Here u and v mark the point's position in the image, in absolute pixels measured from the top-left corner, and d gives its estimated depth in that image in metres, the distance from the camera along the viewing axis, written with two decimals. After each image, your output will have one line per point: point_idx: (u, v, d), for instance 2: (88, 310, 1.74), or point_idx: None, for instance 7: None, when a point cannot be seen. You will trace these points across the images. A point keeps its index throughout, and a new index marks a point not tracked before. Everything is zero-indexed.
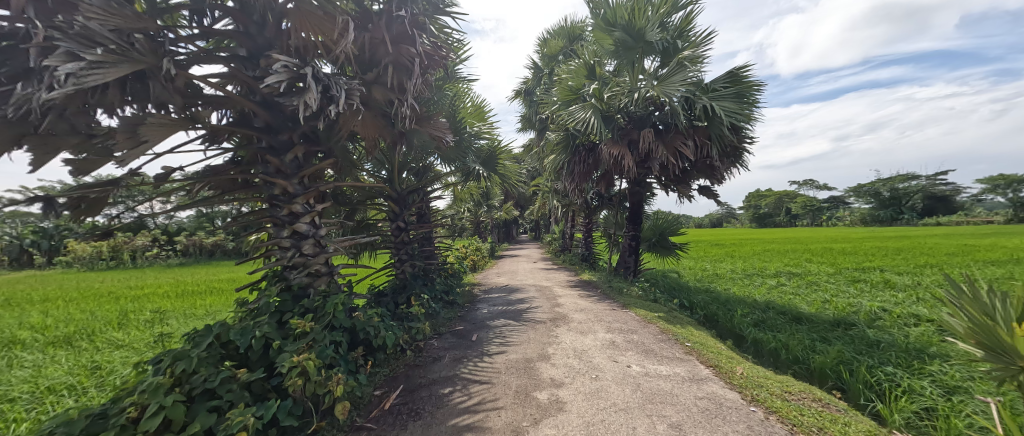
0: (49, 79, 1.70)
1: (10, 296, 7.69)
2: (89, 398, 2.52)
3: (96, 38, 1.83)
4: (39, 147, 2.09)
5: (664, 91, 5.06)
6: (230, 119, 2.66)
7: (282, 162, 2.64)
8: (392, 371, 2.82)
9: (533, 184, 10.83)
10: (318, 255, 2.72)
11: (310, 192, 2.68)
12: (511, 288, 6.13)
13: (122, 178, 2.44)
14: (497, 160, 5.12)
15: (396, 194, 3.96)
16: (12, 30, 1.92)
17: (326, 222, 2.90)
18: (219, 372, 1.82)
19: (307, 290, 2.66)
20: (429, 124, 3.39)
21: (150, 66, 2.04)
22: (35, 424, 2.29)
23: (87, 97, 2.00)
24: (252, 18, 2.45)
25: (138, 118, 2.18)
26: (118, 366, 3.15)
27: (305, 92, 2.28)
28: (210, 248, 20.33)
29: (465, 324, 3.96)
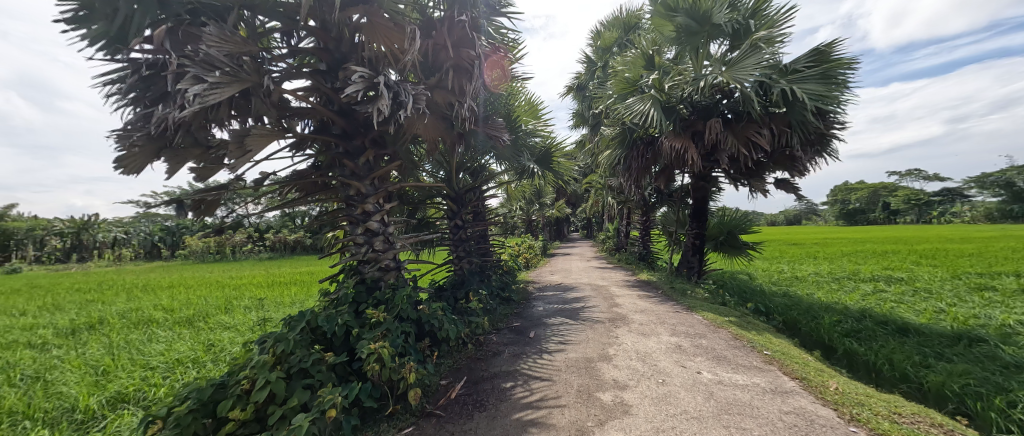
0: (182, 100, 2.02)
1: (146, 282, 9.34)
2: (208, 371, 2.97)
3: (215, 63, 2.14)
4: (172, 158, 2.49)
5: (736, 77, 4.67)
6: (312, 128, 2.94)
7: (357, 165, 2.87)
8: (455, 363, 2.93)
9: (586, 181, 10.62)
10: (387, 251, 2.91)
11: (380, 193, 2.88)
12: (566, 287, 6.06)
13: (230, 183, 2.82)
14: (552, 158, 5.08)
15: (454, 194, 4.09)
16: (154, 61, 2.31)
17: (394, 221, 3.09)
18: (311, 354, 2.03)
19: (379, 283, 2.86)
20: (487, 124, 3.44)
21: (254, 84, 2.33)
22: (170, 389, 2.75)
23: (206, 113, 2.33)
24: (332, 34, 2.68)
25: (244, 130, 2.50)
26: (227, 345, 3.67)
27: (377, 99, 2.44)
28: (292, 244, 22.85)
29: (522, 320, 4.00)
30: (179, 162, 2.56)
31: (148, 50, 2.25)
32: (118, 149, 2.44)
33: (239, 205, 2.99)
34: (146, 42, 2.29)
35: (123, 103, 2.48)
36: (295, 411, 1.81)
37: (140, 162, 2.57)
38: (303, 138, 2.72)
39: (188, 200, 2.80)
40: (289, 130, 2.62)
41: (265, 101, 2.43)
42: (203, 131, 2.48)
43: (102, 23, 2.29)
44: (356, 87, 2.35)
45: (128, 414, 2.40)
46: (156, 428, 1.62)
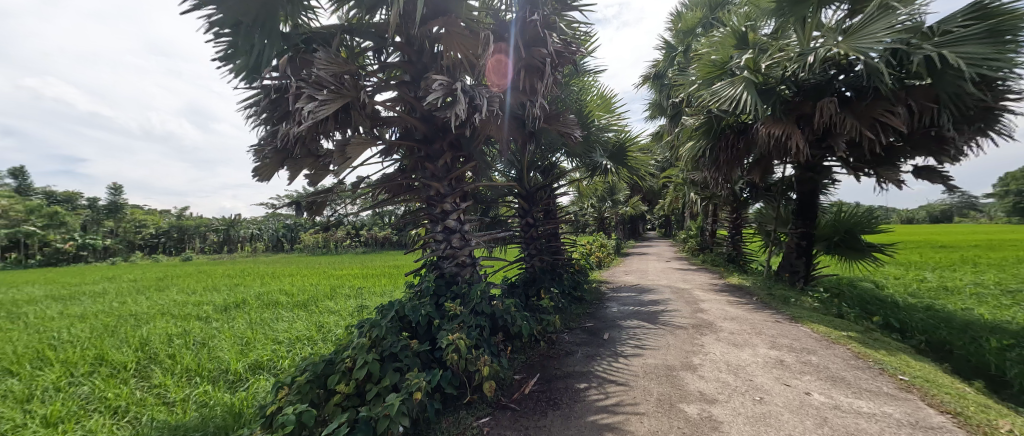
0: (300, 116, 2.38)
1: (274, 270, 11.33)
2: (319, 348, 3.49)
3: (324, 83, 2.47)
4: (293, 167, 2.96)
5: (857, 48, 3.94)
6: (398, 134, 3.23)
7: (436, 167, 3.08)
8: (528, 359, 2.98)
9: (665, 176, 9.89)
10: (463, 247, 3.06)
11: (456, 193, 3.05)
12: (643, 289, 5.74)
13: (334, 186, 3.25)
14: (626, 153, 4.84)
15: (525, 192, 4.12)
16: (279, 86, 2.77)
17: (470, 219, 3.24)
18: (400, 341, 2.23)
19: (456, 277, 3.03)
20: (558, 121, 3.37)
21: (353, 98, 2.63)
22: (292, 360, 3.30)
23: (317, 127, 2.71)
24: (415, 47, 2.90)
25: (345, 140, 2.84)
26: (333, 327, 4.25)
27: (455, 104, 2.58)
28: (381, 240, 25.45)
29: (595, 321, 3.89)
30: (297, 170, 3.03)
31: (275, 77, 2.71)
32: (254, 161, 2.98)
33: (340, 206, 3.42)
34: (274, 70, 2.75)
35: (258, 122, 3.02)
36: (387, 390, 2.01)
37: (270, 171, 3.09)
38: (391, 145, 3.01)
39: (303, 202, 3.29)
40: (380, 138, 2.91)
41: (361, 113, 2.73)
42: (315, 142, 2.89)
43: (244, 58, 2.82)
44: (436, 94, 2.50)
45: (265, 378, 2.94)
46: (284, 392, 1.94)
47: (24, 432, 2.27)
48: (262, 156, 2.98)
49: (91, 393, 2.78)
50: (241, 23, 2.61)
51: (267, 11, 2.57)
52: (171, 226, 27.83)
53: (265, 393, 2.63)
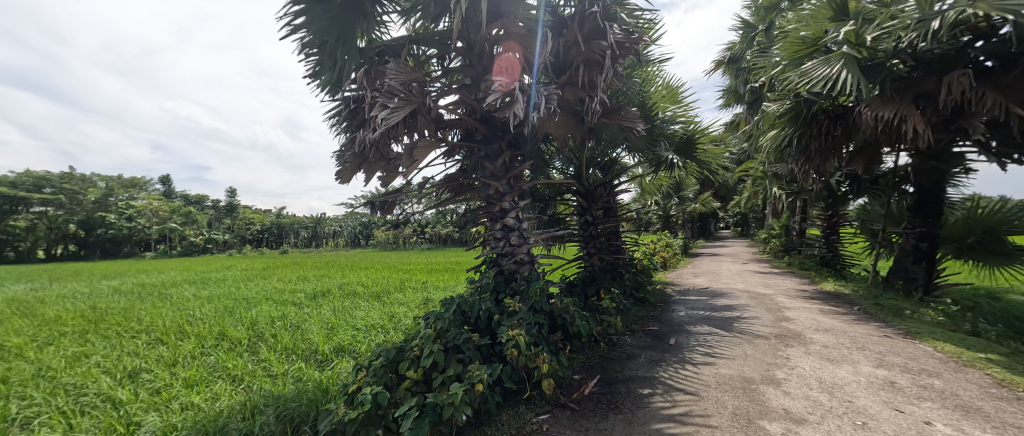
0: (374, 123, 2.60)
1: (353, 264, 12.59)
2: (391, 336, 3.80)
3: (394, 91, 2.67)
4: (369, 170, 3.25)
5: (1000, 6, 3.18)
6: (459, 136, 3.36)
7: (495, 167, 3.15)
8: (588, 360, 2.92)
9: (742, 169, 8.97)
10: (522, 245, 3.10)
11: (514, 191, 3.09)
12: (715, 293, 5.28)
13: (403, 187, 3.50)
14: (696, 146, 4.49)
15: (584, 189, 4.01)
16: (357, 97, 3.06)
17: (528, 217, 3.26)
18: (462, 334, 2.34)
19: (515, 274, 3.08)
20: (618, 115, 3.23)
21: (419, 104, 2.80)
22: (368, 345, 3.64)
23: (389, 133, 2.94)
24: (475, 51, 3.00)
25: (413, 143, 3.04)
26: (402, 318, 4.60)
27: (514, 104, 2.61)
28: (444, 237, 26.84)
29: (660, 325, 3.68)
30: (372, 173, 3.33)
31: (354, 89, 3.00)
32: (337, 165, 3.33)
33: (408, 205, 3.67)
34: (353, 82, 3.04)
35: (340, 131, 3.37)
36: (451, 380, 2.11)
37: (350, 174, 3.44)
38: (454, 146, 3.14)
39: (377, 201, 3.60)
40: (444, 140, 3.06)
41: (426, 118, 2.90)
42: (387, 147, 3.15)
43: (328, 74, 3.16)
44: (495, 95, 2.56)
45: (346, 360, 3.28)
46: (362, 374, 2.15)
47: (173, 390, 2.83)
48: (343, 161, 3.33)
49: (217, 362, 3.36)
50: (326, 43, 2.93)
51: (347, 29, 2.85)
52: (272, 224, 32.29)
53: (347, 373, 2.95)
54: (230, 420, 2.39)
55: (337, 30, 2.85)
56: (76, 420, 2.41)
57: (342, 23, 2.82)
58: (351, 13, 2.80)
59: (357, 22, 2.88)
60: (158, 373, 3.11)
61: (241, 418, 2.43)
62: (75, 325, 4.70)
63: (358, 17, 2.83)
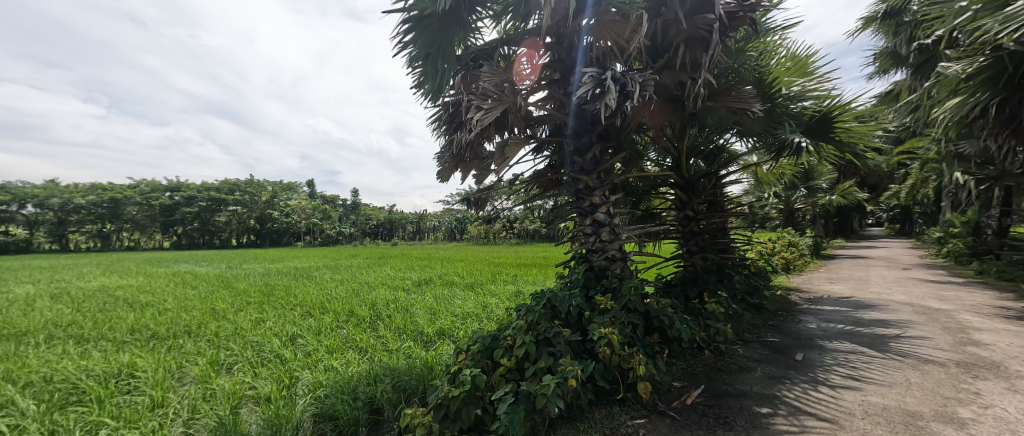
0: (471, 125, 2.79)
1: (452, 256, 13.76)
2: (485, 325, 4.06)
3: (488, 93, 2.82)
4: (465, 170, 3.51)
5: None
6: (548, 132, 3.37)
7: (585, 161, 3.07)
8: (691, 368, 2.67)
9: (903, 151, 7.09)
10: (613, 241, 2.97)
11: (606, 186, 2.98)
12: (860, 304, 4.31)
13: (495, 184, 3.67)
14: (833, 125, 3.71)
15: (684, 181, 3.60)
16: (455, 102, 3.31)
17: (621, 212, 3.12)
18: (553, 328, 2.36)
19: (606, 271, 2.98)
20: (728, 96, 2.85)
21: (510, 104, 2.88)
22: (465, 331, 3.95)
23: (482, 134, 3.12)
24: (564, 45, 2.96)
25: (504, 142, 3.16)
26: (494, 308, 4.87)
27: (605, 94, 2.51)
28: (533, 233, 27.44)
29: (781, 337, 3.17)
30: (467, 172, 3.57)
31: (452, 94, 3.26)
32: (437, 165, 3.66)
33: (499, 201, 3.83)
34: (451, 88, 3.30)
35: (441, 134, 3.69)
36: (543, 371, 2.15)
37: (449, 173, 3.74)
38: (543, 142, 3.17)
39: (471, 198, 3.85)
40: (533, 136, 3.10)
41: (517, 116, 2.97)
42: (481, 147, 3.34)
43: (431, 83, 3.49)
44: (586, 87, 2.48)
45: (447, 343, 3.63)
46: (462, 356, 2.35)
47: (319, 353, 3.49)
48: (444, 161, 3.65)
49: (348, 335, 4.03)
50: (429, 54, 3.23)
51: (446, 40, 3.10)
52: (385, 219, 37.12)
53: (448, 355, 3.26)
54: (359, 383, 2.86)
55: (438, 42, 3.12)
56: (259, 369, 3.17)
57: (442, 35, 3.08)
58: (451, 25, 3.04)
59: (455, 32, 3.11)
60: (309, 339, 3.87)
61: (366, 382, 2.89)
62: (256, 297, 6.15)
63: (455, 27, 3.05)
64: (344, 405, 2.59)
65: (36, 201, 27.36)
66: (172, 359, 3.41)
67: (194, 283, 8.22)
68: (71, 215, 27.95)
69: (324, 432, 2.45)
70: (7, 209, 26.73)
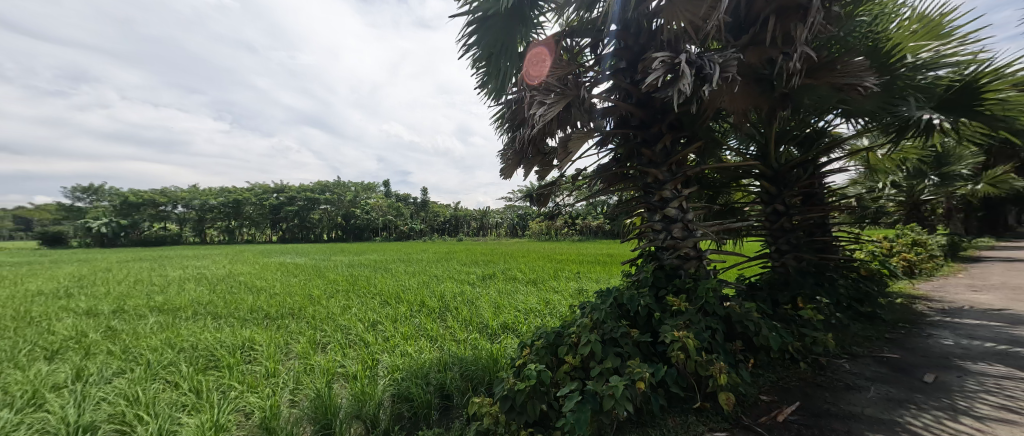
0: (533, 121, 2.79)
1: (515, 251, 14.03)
2: (548, 321, 4.06)
3: (551, 88, 2.79)
4: (528, 166, 3.52)
5: None
6: (613, 124, 3.21)
7: (654, 152, 2.87)
8: (782, 382, 2.38)
9: None
10: (687, 238, 2.74)
11: (678, 178, 2.75)
12: (1018, 318, 3.45)
13: (557, 180, 3.61)
14: (980, 96, 2.98)
15: (772, 172, 3.15)
16: (518, 98, 3.34)
17: (696, 207, 2.87)
18: (620, 327, 2.26)
19: (678, 271, 2.76)
20: (832, 71, 2.45)
21: (574, 96, 2.81)
22: (528, 326, 4.00)
23: (544, 129, 3.09)
24: (631, 31, 2.79)
25: (567, 136, 3.09)
26: (557, 305, 4.85)
27: (679, 79, 2.33)
28: (596, 229, 26.77)
29: (902, 353, 2.66)
30: (530, 169, 3.58)
31: (515, 91, 3.29)
32: (500, 162, 3.73)
33: (561, 197, 3.77)
34: (514, 86, 3.33)
35: (504, 132, 3.75)
36: (610, 372, 2.08)
37: (512, 170, 3.79)
38: (608, 135, 3.02)
39: (533, 194, 3.85)
40: (597, 129, 2.98)
41: (580, 109, 2.88)
42: (543, 142, 3.31)
43: (494, 82, 3.56)
44: (656, 73, 2.31)
45: (511, 337, 3.71)
46: (527, 351, 2.38)
47: (396, 339, 3.81)
48: (507, 158, 3.71)
49: (420, 324, 4.34)
50: (492, 54, 3.30)
51: (508, 38, 3.14)
52: (451, 216, 39.10)
53: (512, 349, 3.33)
54: (431, 370, 3.06)
55: (501, 40, 3.17)
56: (348, 351, 3.57)
57: (504, 33, 3.12)
58: (514, 21, 3.06)
59: (516, 29, 3.12)
60: (387, 325, 4.25)
61: (437, 369, 3.08)
62: (343, 286, 6.92)
63: (517, 24, 3.06)
64: (418, 388, 2.79)
65: (184, 203, 33.99)
66: (281, 336, 3.99)
67: (296, 272, 9.53)
68: (208, 214, 34.21)
69: (401, 411, 2.68)
70: (166, 209, 33.65)
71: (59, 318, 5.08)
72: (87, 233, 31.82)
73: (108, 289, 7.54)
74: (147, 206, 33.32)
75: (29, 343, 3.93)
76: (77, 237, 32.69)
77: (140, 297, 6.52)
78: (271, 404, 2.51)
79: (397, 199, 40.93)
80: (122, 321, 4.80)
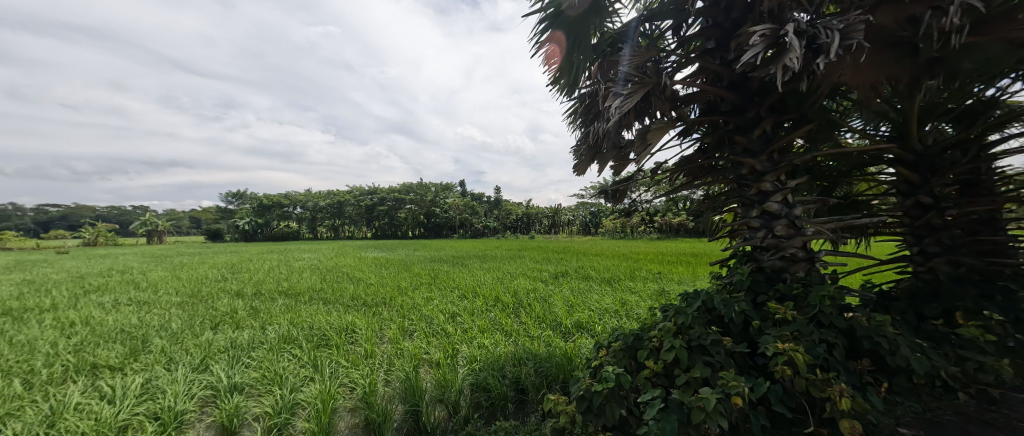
0: (609, 114, 2.67)
1: (589, 250, 13.69)
2: (624, 323, 3.88)
3: (629, 77, 2.63)
4: (603, 162, 3.38)
5: None
6: (699, 111, 2.91)
7: (750, 140, 2.54)
8: (931, 415, 1.91)
9: None
10: (793, 237, 2.34)
11: (781, 168, 2.37)
12: None
13: (634, 175, 3.40)
14: None
15: (914, 158, 2.46)
16: (593, 91, 3.23)
17: (805, 200, 2.44)
18: (710, 334, 2.05)
19: (782, 274, 2.39)
20: (1009, 22, 1.88)
21: (654, 85, 2.61)
22: (603, 327, 3.88)
23: (621, 121, 2.94)
24: (721, 6, 2.49)
25: (646, 128, 2.88)
26: (635, 307, 4.60)
27: (784, 53, 2.02)
28: (677, 226, 24.85)
29: None
30: (605, 164, 3.43)
31: (589, 84, 3.19)
32: (573, 158, 3.66)
33: (637, 193, 3.55)
34: (587, 79, 3.24)
35: (578, 126, 3.67)
36: (699, 382, 1.91)
37: (587, 166, 3.69)
38: (693, 124, 2.75)
39: (607, 190, 3.69)
40: (680, 118, 2.71)
41: (661, 98, 2.68)
42: (619, 135, 3.14)
43: (566, 77, 3.50)
44: (755, 49, 2.03)
45: (586, 337, 3.65)
46: (603, 352, 2.30)
47: (473, 332, 4.01)
48: (581, 154, 3.63)
49: (495, 318, 4.50)
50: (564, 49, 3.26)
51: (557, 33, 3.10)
52: (522, 214, 39.74)
53: (587, 349, 3.27)
54: (506, 363, 3.15)
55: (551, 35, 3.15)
56: (431, 339, 3.86)
57: (563, 28, 3.06)
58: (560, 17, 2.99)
59: (568, 24, 3.02)
60: (464, 318, 4.49)
61: (512, 363, 3.15)
62: (426, 279, 7.51)
63: (568, 18, 2.97)
64: (494, 380, 2.91)
65: (301, 205, 40.29)
66: (376, 322, 4.49)
67: (387, 265, 10.63)
68: (318, 214, 40.05)
69: (480, 400, 2.81)
70: (288, 210, 40.30)
71: (220, 297, 6.44)
72: (235, 231, 39.65)
73: (252, 275, 9.34)
74: (275, 207, 40.27)
75: (201, 316, 5.05)
76: (229, 234, 40.99)
77: (273, 283, 7.93)
78: (370, 382, 2.83)
79: (472, 198, 42.97)
80: (260, 302, 5.88)
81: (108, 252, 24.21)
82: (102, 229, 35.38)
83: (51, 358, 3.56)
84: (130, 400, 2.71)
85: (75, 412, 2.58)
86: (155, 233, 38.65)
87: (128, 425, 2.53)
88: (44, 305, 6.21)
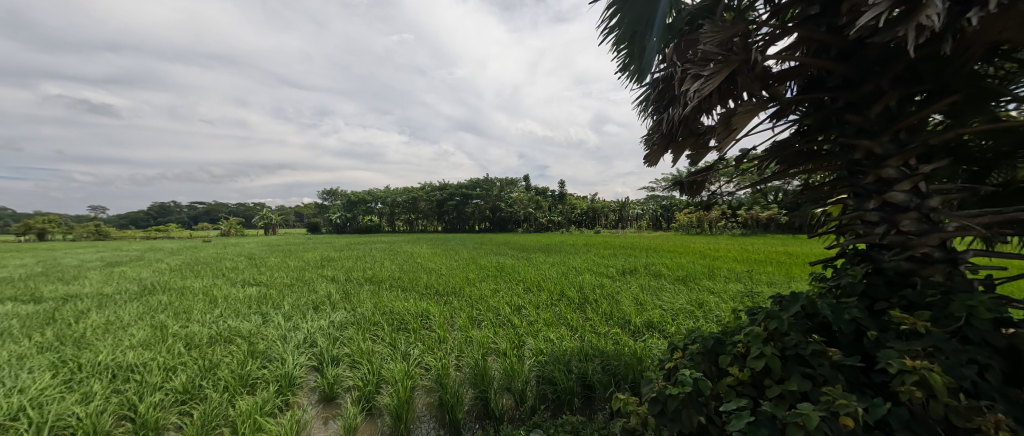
0: (687, 98, 2.46)
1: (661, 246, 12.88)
2: (701, 324, 3.59)
3: (711, 56, 2.37)
4: (677, 150, 3.13)
5: None
6: (797, 88, 2.53)
7: (866, 118, 2.14)
8: None
9: None
10: (926, 235, 1.89)
11: (910, 150, 1.96)
12: None
13: (714, 163, 3.08)
14: None
15: None
16: (666, 75, 3.02)
17: (945, 189, 1.98)
18: (810, 344, 1.79)
19: (909, 278, 1.99)
20: None
21: (742, 62, 2.32)
22: (676, 328, 3.63)
23: (699, 105, 2.68)
24: None
25: (730, 110, 2.58)
26: (714, 309, 4.23)
27: (918, 11, 1.66)
28: (767, 221, 22.21)
29: None
30: (680, 153, 3.17)
31: (662, 68, 2.99)
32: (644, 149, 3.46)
33: (717, 185, 3.22)
34: (661, 63, 3.03)
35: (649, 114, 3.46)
36: (796, 397, 1.69)
37: (660, 156, 3.46)
38: (789, 103, 2.40)
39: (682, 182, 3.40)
40: (773, 98, 2.38)
41: (749, 77, 2.37)
42: (695, 121, 2.88)
43: (637, 62, 3.36)
44: (877, 9, 1.71)
45: (657, 337, 3.46)
46: (678, 355, 2.15)
47: (538, 324, 4.04)
48: (652, 144, 3.42)
49: (561, 312, 4.50)
50: (635, 32, 3.15)
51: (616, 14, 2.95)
52: (587, 208, 38.82)
53: (659, 349, 3.10)
54: (573, 358, 3.12)
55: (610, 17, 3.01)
56: (497, 330, 3.99)
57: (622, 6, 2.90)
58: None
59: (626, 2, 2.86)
60: (529, 311, 4.56)
61: (578, 359, 3.12)
62: (492, 271, 7.76)
63: None
64: (560, 373, 2.90)
65: (381, 201, 44.30)
66: (446, 311, 4.76)
67: (457, 258, 11.21)
68: (395, 209, 43.68)
69: (546, 392, 2.83)
70: (371, 206, 44.58)
71: (319, 282, 7.38)
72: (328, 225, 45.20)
73: (343, 264, 10.55)
74: (360, 204, 44.90)
75: (305, 297, 5.87)
76: (324, 227, 46.90)
77: (361, 270, 8.89)
78: (442, 365, 3.03)
79: (535, 192, 43.12)
80: (350, 287, 6.62)
81: (236, 241, 29.32)
82: (233, 223, 42.97)
83: (201, 326, 4.42)
84: (255, 363, 3.27)
85: (218, 370, 3.19)
86: (269, 227, 45.65)
87: (254, 383, 3.05)
88: (197, 283, 7.74)
